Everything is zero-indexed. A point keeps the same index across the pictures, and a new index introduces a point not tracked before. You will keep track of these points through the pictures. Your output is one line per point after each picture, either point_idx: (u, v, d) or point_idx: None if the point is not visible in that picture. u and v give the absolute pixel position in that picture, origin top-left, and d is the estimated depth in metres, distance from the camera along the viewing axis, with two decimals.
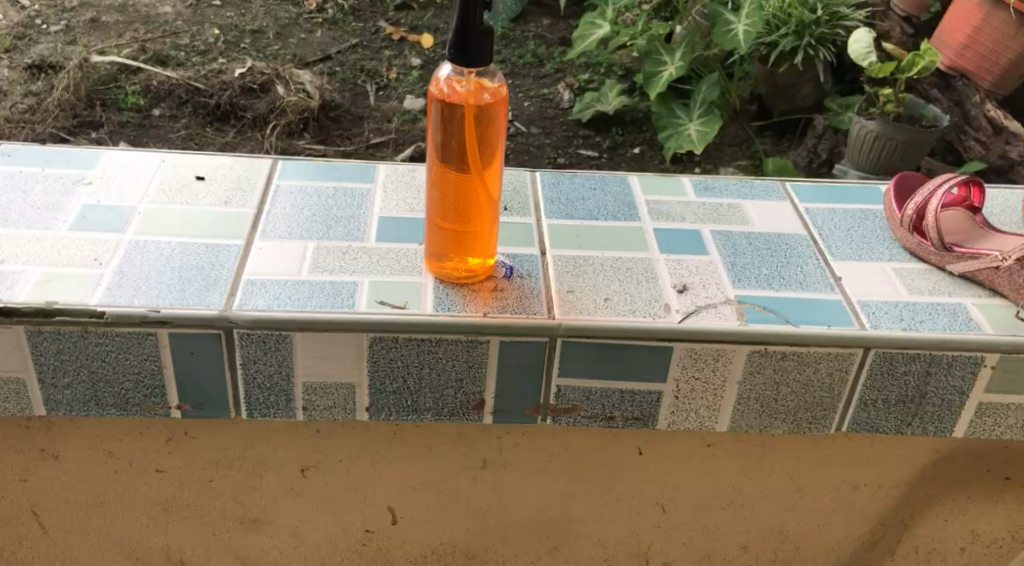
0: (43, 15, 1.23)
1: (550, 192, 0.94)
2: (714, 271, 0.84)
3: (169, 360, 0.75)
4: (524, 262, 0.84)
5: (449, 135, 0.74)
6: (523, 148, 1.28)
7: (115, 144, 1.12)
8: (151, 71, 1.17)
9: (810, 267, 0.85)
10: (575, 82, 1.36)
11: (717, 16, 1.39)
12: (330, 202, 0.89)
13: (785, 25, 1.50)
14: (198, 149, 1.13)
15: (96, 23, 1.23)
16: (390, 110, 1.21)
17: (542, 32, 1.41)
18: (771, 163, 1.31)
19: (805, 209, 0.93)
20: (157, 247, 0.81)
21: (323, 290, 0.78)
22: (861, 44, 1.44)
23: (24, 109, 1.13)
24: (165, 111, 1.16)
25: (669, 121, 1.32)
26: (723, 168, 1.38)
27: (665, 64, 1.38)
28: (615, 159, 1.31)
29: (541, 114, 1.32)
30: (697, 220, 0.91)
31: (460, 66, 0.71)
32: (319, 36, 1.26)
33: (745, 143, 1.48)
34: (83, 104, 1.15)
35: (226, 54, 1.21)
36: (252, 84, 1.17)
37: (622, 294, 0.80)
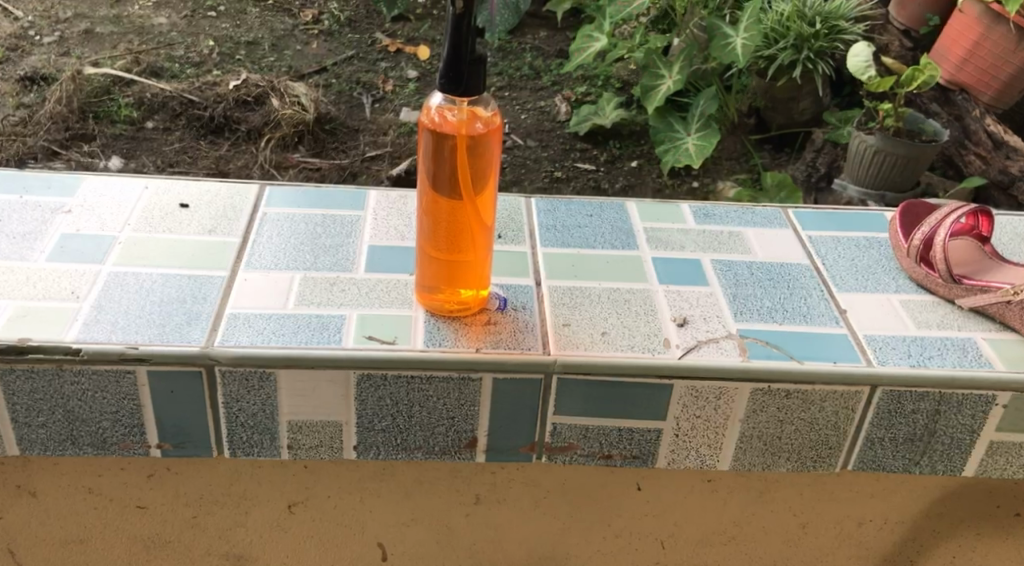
0: (37, 27, 1.25)
1: (545, 219, 0.91)
2: (715, 303, 0.81)
3: (148, 399, 0.72)
4: (518, 292, 0.81)
5: (440, 165, 0.71)
6: (521, 161, 1.25)
7: (110, 159, 1.10)
8: (145, 84, 1.19)
9: (814, 299, 0.82)
10: (573, 96, 1.37)
11: (716, 29, 1.37)
12: (318, 230, 0.86)
13: (784, 38, 1.48)
14: (191, 164, 1.10)
15: (90, 35, 1.26)
16: (386, 122, 1.21)
17: (540, 45, 1.46)
18: (770, 178, 1.29)
19: (808, 237, 0.91)
20: (137, 279, 0.78)
21: (309, 325, 0.75)
22: (859, 59, 1.42)
23: (16, 122, 1.12)
24: (157, 124, 1.16)
25: (668, 135, 1.30)
26: (721, 182, 1.37)
27: (664, 76, 1.37)
28: (613, 171, 1.29)
29: (539, 127, 1.32)
30: (697, 248, 0.88)
31: (450, 95, 0.68)
32: (316, 48, 1.29)
33: (743, 157, 1.46)
34: (76, 116, 1.14)
35: (220, 66, 1.23)
36: (247, 96, 1.18)
37: (620, 327, 0.78)
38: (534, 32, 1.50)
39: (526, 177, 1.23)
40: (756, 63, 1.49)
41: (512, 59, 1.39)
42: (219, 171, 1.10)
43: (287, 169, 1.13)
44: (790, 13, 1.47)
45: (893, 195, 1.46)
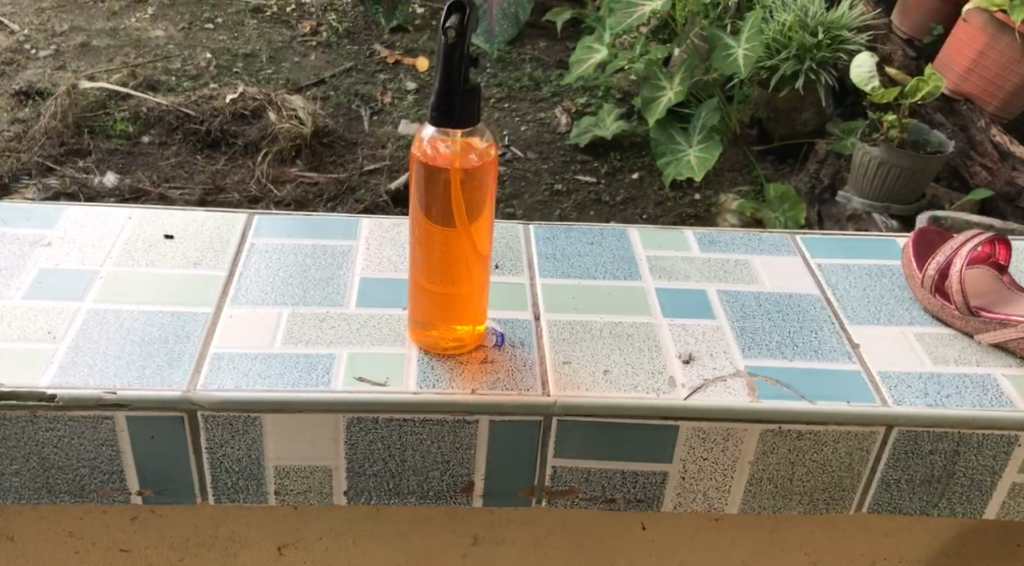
0: (32, 40, 1.29)
1: (545, 248, 0.88)
2: (722, 338, 0.77)
3: (128, 445, 0.69)
4: (517, 327, 0.77)
5: (434, 197, 0.68)
6: (521, 173, 1.24)
7: (104, 173, 1.13)
8: (140, 97, 1.22)
9: (824, 333, 0.78)
10: (573, 107, 1.37)
11: (716, 40, 1.33)
12: (308, 261, 0.83)
13: (785, 49, 1.44)
14: (189, 174, 1.15)
15: (85, 48, 1.29)
16: (385, 134, 1.24)
17: (539, 56, 1.44)
18: (774, 191, 1.29)
19: (817, 264, 0.87)
20: (117, 316, 0.74)
21: (297, 365, 0.71)
22: (862, 69, 1.38)
23: (10, 137, 1.16)
24: (153, 138, 1.19)
25: (669, 146, 1.28)
26: (723, 194, 1.34)
27: (665, 88, 1.34)
28: (613, 184, 1.27)
29: (539, 139, 1.31)
30: (702, 278, 0.85)
31: (442, 128, 0.64)
32: (314, 60, 1.32)
33: (745, 168, 1.44)
34: (71, 131, 1.18)
35: (217, 79, 1.26)
36: (244, 109, 1.21)
37: (623, 365, 0.74)
38: (534, 41, 1.49)
39: (526, 191, 1.20)
40: (756, 73, 1.46)
41: (511, 70, 1.38)
42: (215, 187, 1.14)
43: (285, 182, 1.15)
44: (792, 23, 1.44)
45: (899, 207, 1.45)
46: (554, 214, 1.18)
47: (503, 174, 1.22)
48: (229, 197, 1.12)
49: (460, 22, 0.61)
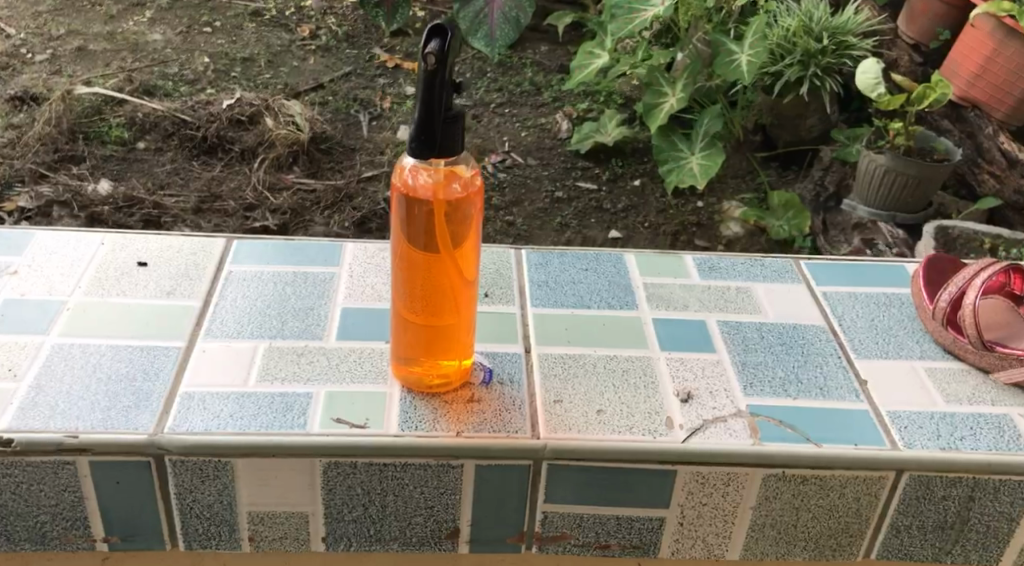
0: (30, 44, 1.39)
1: (537, 274, 0.83)
2: (723, 373, 0.73)
3: (91, 491, 0.65)
4: (506, 362, 0.73)
5: (417, 228, 0.64)
6: (521, 180, 1.23)
7: (97, 179, 1.17)
8: (136, 103, 1.28)
9: (831, 368, 0.74)
10: (573, 112, 1.37)
11: (719, 46, 1.29)
12: (288, 290, 0.79)
13: (790, 54, 1.41)
14: (185, 180, 1.18)
15: (81, 52, 1.39)
16: (383, 140, 1.28)
17: (540, 61, 1.47)
18: (778, 197, 1.24)
19: (822, 292, 0.83)
20: (83, 351, 0.71)
21: (271, 405, 0.67)
22: (868, 76, 1.33)
23: (5, 143, 1.21)
24: (149, 144, 1.24)
25: (670, 154, 1.24)
26: (727, 201, 1.31)
27: (666, 94, 1.30)
28: (616, 191, 1.25)
29: (539, 145, 1.30)
30: (702, 308, 0.80)
31: (423, 158, 0.60)
32: (312, 63, 1.42)
33: (749, 175, 1.39)
34: (64, 137, 1.22)
35: (215, 83, 1.34)
36: (241, 117, 1.25)
37: (618, 404, 0.70)
38: (535, 46, 1.53)
39: (527, 199, 1.19)
40: (761, 79, 1.43)
41: (512, 74, 1.40)
42: (211, 193, 1.16)
43: (284, 188, 1.18)
44: (796, 28, 1.41)
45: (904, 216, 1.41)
46: (554, 222, 1.15)
47: (503, 180, 1.22)
48: (225, 204, 1.15)
49: (440, 47, 0.57)
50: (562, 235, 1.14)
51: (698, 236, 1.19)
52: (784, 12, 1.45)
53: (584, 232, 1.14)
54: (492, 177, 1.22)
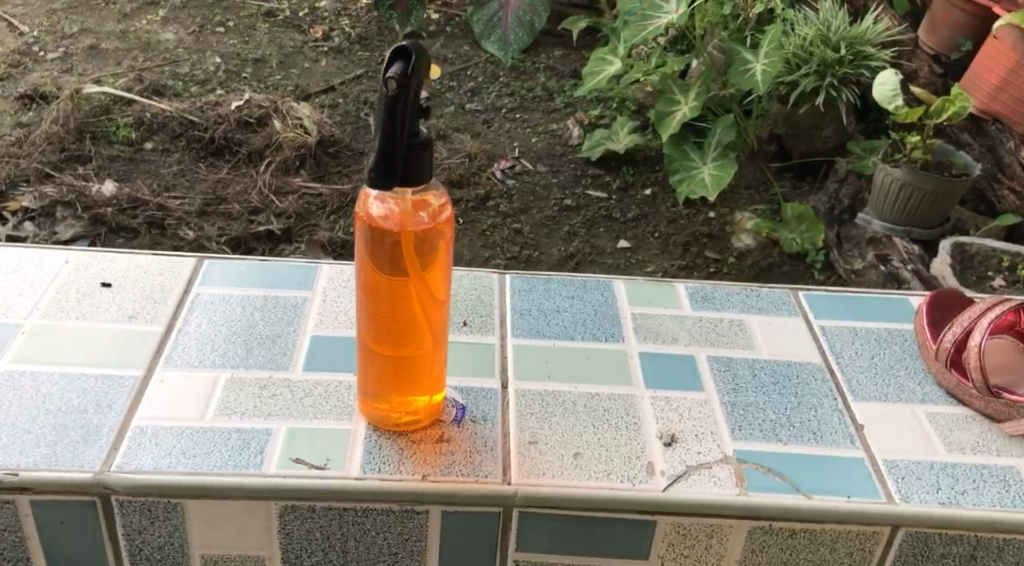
0: (43, 44, 1.45)
1: (520, 302, 0.79)
2: (710, 414, 0.69)
3: (34, 530, 0.62)
4: (480, 399, 0.69)
5: (382, 261, 0.60)
6: (530, 187, 1.21)
7: (102, 180, 1.16)
8: (144, 103, 1.30)
9: (826, 411, 0.70)
10: (586, 119, 1.35)
11: (734, 55, 1.24)
12: (256, 315, 0.75)
13: (806, 64, 1.34)
14: (191, 181, 1.18)
15: (93, 50, 1.45)
16: None
17: (554, 65, 1.49)
18: (790, 209, 1.17)
19: (821, 326, 0.78)
20: (33, 381, 0.67)
21: (227, 443, 0.64)
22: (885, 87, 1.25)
23: (12, 142, 1.22)
24: (156, 144, 1.24)
25: (681, 163, 1.21)
26: (739, 213, 1.25)
27: (677, 102, 1.25)
28: (626, 200, 1.22)
29: (549, 152, 1.29)
30: (692, 342, 0.76)
31: (384, 189, 0.56)
32: (324, 65, 1.47)
33: (762, 186, 1.35)
34: (71, 137, 1.22)
35: (224, 84, 1.38)
36: (249, 118, 1.26)
37: (597, 447, 0.66)
38: (549, 51, 1.54)
39: (535, 206, 1.18)
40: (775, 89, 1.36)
41: (525, 79, 1.44)
42: (216, 196, 1.15)
43: (290, 190, 1.18)
44: (813, 37, 1.33)
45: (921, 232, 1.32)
46: (562, 230, 1.14)
47: (511, 187, 1.20)
48: (230, 207, 1.13)
49: (403, 70, 0.53)
50: (569, 243, 1.12)
51: (708, 247, 1.15)
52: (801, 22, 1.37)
53: (591, 241, 1.12)
54: (500, 184, 1.21)
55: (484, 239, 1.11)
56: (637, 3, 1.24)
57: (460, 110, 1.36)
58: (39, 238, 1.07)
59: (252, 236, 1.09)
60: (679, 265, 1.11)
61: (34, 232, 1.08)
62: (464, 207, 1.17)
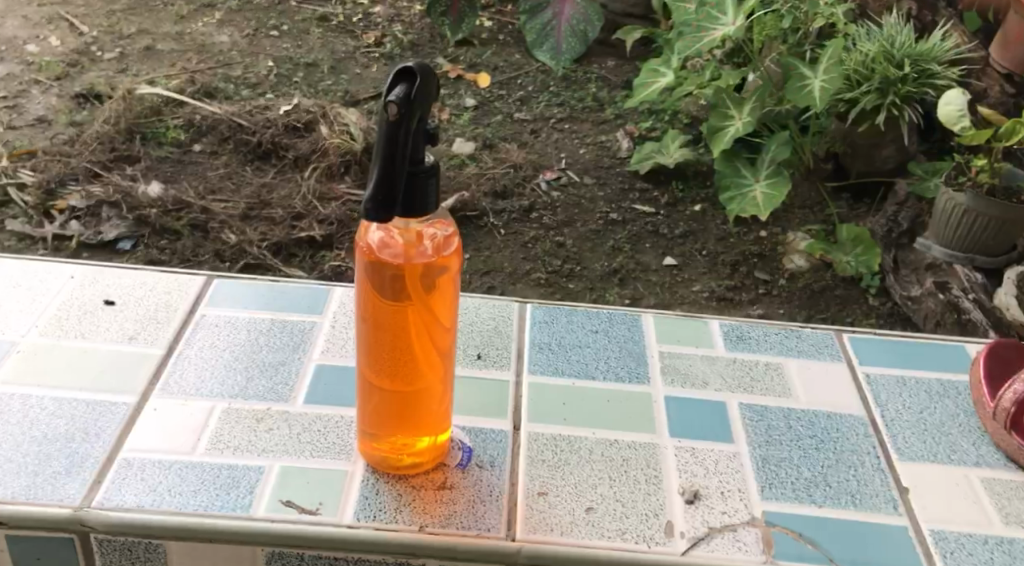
0: (100, 44, 1.38)
1: (541, 335, 0.74)
2: (739, 469, 0.63)
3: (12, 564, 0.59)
4: (488, 442, 0.64)
5: (383, 296, 0.56)
6: (575, 200, 1.12)
7: (148, 181, 1.08)
8: (195, 106, 1.22)
9: (866, 470, 0.64)
10: (636, 131, 1.25)
11: (792, 69, 1.10)
12: (261, 341, 0.72)
13: (866, 81, 1.18)
14: (236, 187, 1.09)
15: (149, 51, 1.37)
16: (438, 153, 1.18)
17: (606, 76, 1.39)
18: (844, 230, 1.04)
19: (865, 374, 0.72)
20: (23, 404, 0.64)
21: (215, 480, 0.60)
22: (953, 107, 1.07)
23: (64, 140, 1.15)
24: (204, 148, 1.16)
25: (734, 180, 1.10)
26: (791, 233, 1.12)
27: (732, 117, 1.13)
28: (674, 216, 1.12)
29: (597, 164, 1.19)
30: (723, 387, 0.70)
31: (379, 221, 0.51)
32: (376, 71, 1.36)
33: (818, 206, 1.19)
34: (121, 138, 1.15)
35: (276, 89, 1.29)
36: (297, 124, 1.18)
37: (612, 502, 0.60)
38: (602, 61, 1.44)
39: (579, 219, 1.09)
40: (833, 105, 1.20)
41: (575, 89, 1.34)
42: (260, 201, 1.07)
43: (334, 198, 1.09)
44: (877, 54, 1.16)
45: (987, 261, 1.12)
46: (606, 244, 1.05)
47: (554, 201, 1.12)
48: (273, 212, 1.06)
49: (406, 91, 0.49)
50: (613, 258, 1.03)
51: (758, 268, 1.05)
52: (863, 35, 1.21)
53: (636, 256, 1.03)
54: (544, 197, 1.12)
55: (525, 251, 1.04)
56: (693, 13, 1.14)
57: (508, 119, 1.26)
58: (85, 238, 1.00)
59: (294, 241, 1.02)
60: (727, 285, 1.01)
61: (81, 231, 1.00)
62: (506, 217, 1.09)
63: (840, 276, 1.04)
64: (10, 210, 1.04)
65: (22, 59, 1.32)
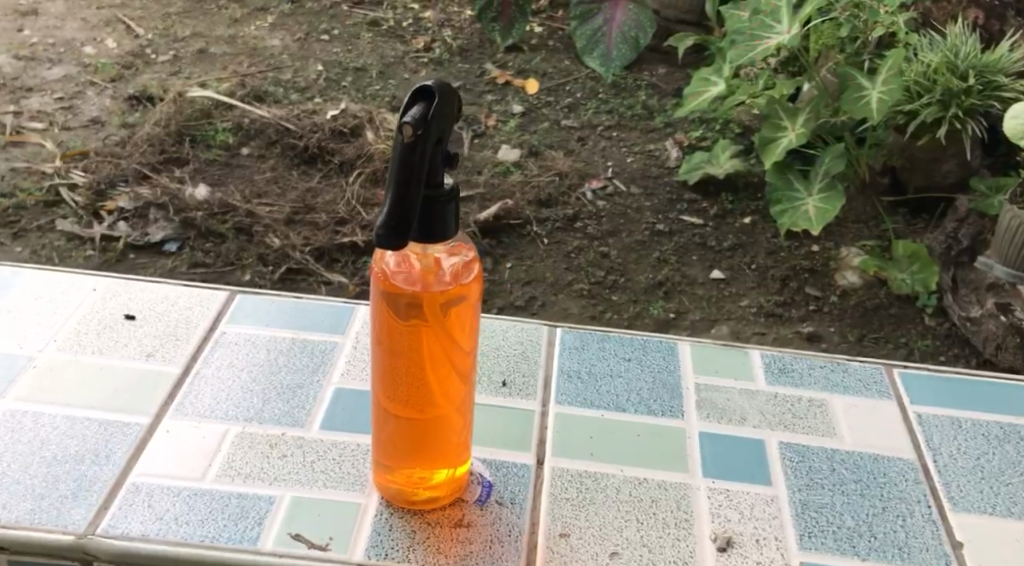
0: (155, 46, 1.37)
1: (570, 363, 0.71)
2: (777, 515, 0.59)
3: None
4: (510, 477, 0.61)
5: (399, 326, 0.53)
6: (621, 210, 1.08)
7: (195, 183, 1.06)
8: (245, 109, 1.19)
9: (916, 521, 0.60)
10: (686, 140, 1.21)
11: (849, 80, 1.04)
12: (282, 361, 0.69)
13: (928, 93, 1.07)
14: (281, 190, 1.06)
15: (202, 54, 1.36)
16: (483, 159, 1.14)
17: (656, 83, 1.34)
18: (900, 247, 0.97)
19: (916, 415, 0.68)
20: (35, 423, 0.63)
21: (224, 510, 0.57)
22: (1020, 120, 0.87)
23: (116, 142, 1.14)
24: (252, 151, 1.13)
25: (786, 193, 1.05)
26: (845, 248, 1.05)
27: (784, 129, 1.07)
28: (724, 228, 1.07)
29: (644, 173, 1.14)
30: (763, 424, 0.66)
31: (391, 248, 0.48)
32: (424, 76, 1.33)
33: (874, 221, 1.10)
34: (171, 140, 1.13)
35: (324, 93, 1.27)
36: (343, 128, 1.15)
37: (639, 547, 0.57)
38: (653, 68, 1.39)
39: (624, 229, 1.04)
40: (890, 117, 1.10)
41: (625, 97, 1.30)
42: (305, 205, 1.04)
43: (376, 202, 1.05)
44: (939, 65, 1.07)
45: None
46: (651, 256, 1.01)
47: (600, 210, 1.07)
48: (317, 216, 1.02)
49: (423, 113, 0.46)
50: (658, 270, 0.99)
51: (809, 284, 0.99)
52: (927, 45, 1.10)
53: (682, 269, 0.99)
54: (589, 206, 1.08)
55: (568, 261, 0.99)
56: (746, 21, 1.09)
57: (555, 127, 1.22)
58: (133, 238, 0.98)
59: (336, 247, 0.98)
60: (777, 300, 0.96)
61: (128, 232, 0.98)
62: (550, 226, 1.04)
63: (895, 294, 0.97)
64: (59, 209, 1.03)
65: (80, 61, 1.32)
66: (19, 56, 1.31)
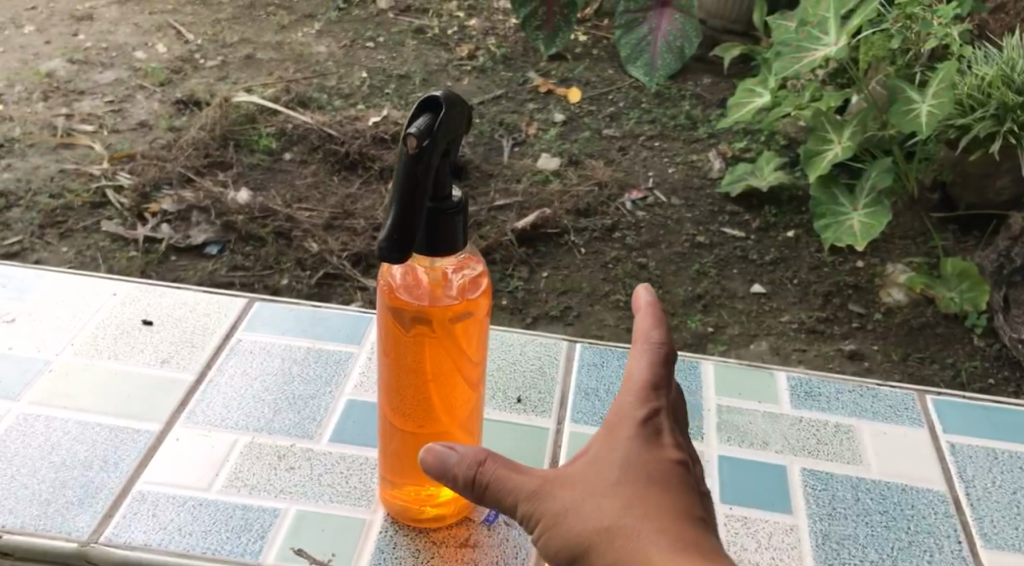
0: (204, 51, 1.38)
1: (588, 380, 0.69)
2: (796, 545, 0.57)
3: None
4: None
5: (404, 339, 0.51)
6: (660, 221, 1.05)
7: (237, 187, 1.06)
8: (288, 115, 1.19)
9: (944, 557, 0.57)
10: (729, 152, 1.18)
11: (898, 93, 1.00)
12: (296, 370, 0.69)
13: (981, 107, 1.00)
14: (320, 197, 1.05)
15: (249, 60, 1.36)
16: (523, 168, 1.13)
17: (701, 93, 1.32)
18: (948, 264, 0.93)
19: (948, 444, 0.65)
20: (47, 427, 0.63)
21: (228, 522, 0.57)
22: None
23: (162, 145, 1.14)
24: (294, 156, 1.12)
25: (829, 207, 1.02)
26: (892, 264, 1.01)
27: (830, 142, 1.04)
28: (766, 242, 1.04)
29: (686, 184, 1.12)
30: (785, 449, 0.64)
31: (393, 261, 0.47)
32: (466, 84, 1.32)
33: (922, 237, 1.06)
34: (215, 144, 1.13)
35: (368, 100, 1.26)
36: (384, 135, 1.15)
37: None
38: (698, 77, 1.37)
39: (663, 241, 1.02)
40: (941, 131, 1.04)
41: (668, 106, 1.27)
42: (344, 211, 1.03)
43: None
44: (994, 78, 1.00)
45: None
46: (690, 269, 0.99)
47: (639, 221, 1.05)
48: (356, 223, 1.01)
49: (431, 124, 0.45)
50: (697, 283, 0.97)
51: (853, 300, 0.96)
52: (981, 59, 1.04)
53: (722, 282, 0.97)
54: (628, 216, 1.06)
55: (605, 272, 0.97)
56: (793, 32, 1.06)
57: (596, 136, 1.21)
58: (174, 241, 0.98)
59: (374, 253, 0.97)
60: (819, 317, 0.94)
61: (171, 234, 0.98)
62: (588, 236, 1.02)
63: (942, 313, 0.93)
64: (103, 210, 1.03)
65: (131, 65, 1.33)
66: (73, 59, 1.33)
